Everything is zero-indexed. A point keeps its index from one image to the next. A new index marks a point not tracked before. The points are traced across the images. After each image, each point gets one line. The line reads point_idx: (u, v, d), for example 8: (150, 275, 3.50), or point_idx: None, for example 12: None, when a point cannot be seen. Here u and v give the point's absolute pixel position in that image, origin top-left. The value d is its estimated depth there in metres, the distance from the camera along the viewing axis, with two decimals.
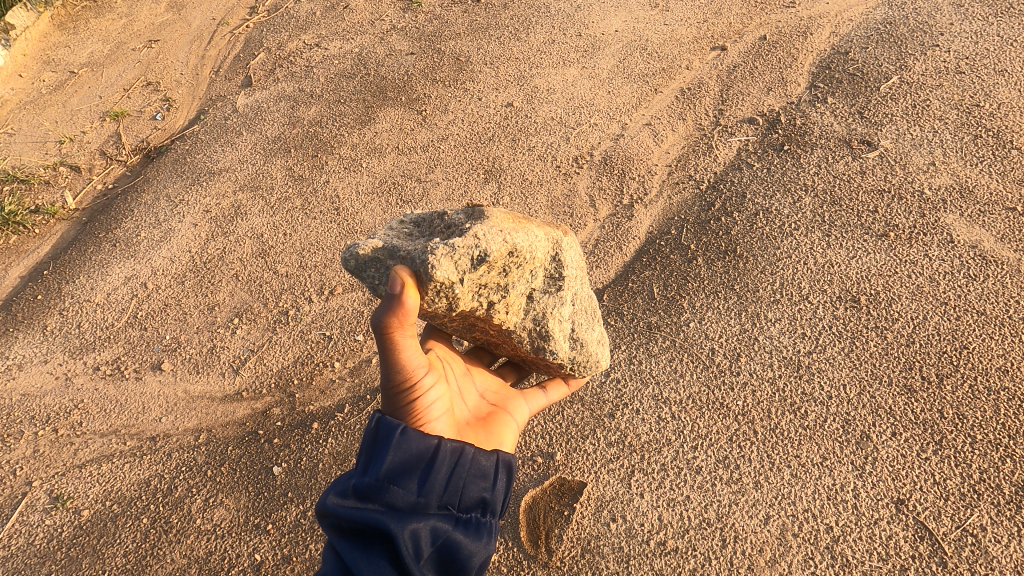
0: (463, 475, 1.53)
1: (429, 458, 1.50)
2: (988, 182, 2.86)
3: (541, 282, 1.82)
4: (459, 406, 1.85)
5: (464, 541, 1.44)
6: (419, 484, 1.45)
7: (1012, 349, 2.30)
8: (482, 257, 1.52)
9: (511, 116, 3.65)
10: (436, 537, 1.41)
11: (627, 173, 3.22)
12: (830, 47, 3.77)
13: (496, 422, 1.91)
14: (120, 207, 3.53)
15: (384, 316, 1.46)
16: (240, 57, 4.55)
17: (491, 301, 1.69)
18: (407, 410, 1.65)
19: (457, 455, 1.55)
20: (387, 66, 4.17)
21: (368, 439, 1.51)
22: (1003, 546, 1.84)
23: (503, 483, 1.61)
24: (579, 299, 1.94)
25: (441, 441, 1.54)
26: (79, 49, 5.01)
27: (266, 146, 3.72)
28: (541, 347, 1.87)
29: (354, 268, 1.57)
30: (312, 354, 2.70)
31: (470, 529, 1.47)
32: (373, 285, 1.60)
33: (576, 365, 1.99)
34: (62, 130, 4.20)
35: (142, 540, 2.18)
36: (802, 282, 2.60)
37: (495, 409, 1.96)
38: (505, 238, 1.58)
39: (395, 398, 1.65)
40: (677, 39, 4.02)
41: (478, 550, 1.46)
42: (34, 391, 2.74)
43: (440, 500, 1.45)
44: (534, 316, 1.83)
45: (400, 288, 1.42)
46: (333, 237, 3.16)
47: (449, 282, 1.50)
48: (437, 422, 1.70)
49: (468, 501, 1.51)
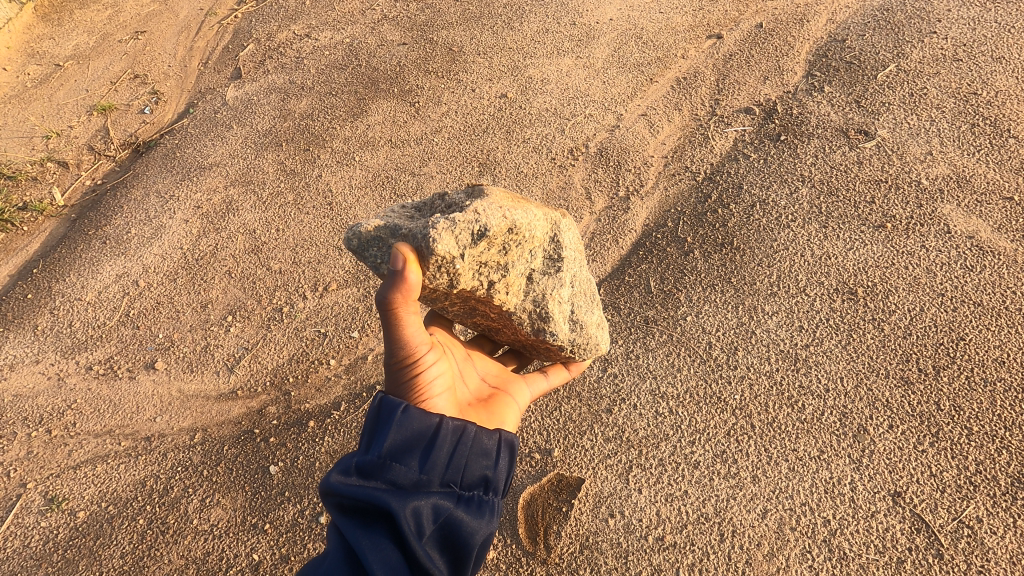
0: (465, 453, 1.53)
1: (432, 436, 1.50)
2: (985, 172, 2.84)
3: (540, 263, 1.81)
4: (461, 387, 1.84)
5: (466, 518, 1.43)
6: (420, 462, 1.45)
7: (1009, 340, 2.30)
8: (482, 232, 1.52)
9: (505, 107, 3.60)
10: (438, 515, 1.40)
11: (623, 165, 3.19)
12: (827, 35, 3.73)
13: (498, 403, 1.91)
14: (110, 204, 3.48)
15: (387, 293, 1.46)
16: (228, 48, 4.47)
17: (492, 281, 1.68)
18: (408, 386, 1.65)
19: (460, 434, 1.56)
20: (378, 57, 4.11)
21: (370, 418, 1.51)
22: (1000, 537, 1.85)
23: (505, 462, 1.62)
24: (578, 281, 1.93)
25: (443, 420, 1.55)
26: (64, 41, 4.91)
27: (257, 140, 3.67)
28: (542, 330, 1.85)
29: (357, 248, 1.56)
30: (307, 352, 2.68)
31: (472, 507, 1.47)
32: (374, 265, 1.57)
33: (576, 349, 1.97)
34: (49, 124, 4.13)
35: (138, 542, 2.17)
36: (799, 274, 2.59)
37: (496, 391, 1.96)
38: (504, 214, 1.58)
39: (397, 374, 1.65)
40: (673, 28, 3.97)
41: (480, 528, 1.45)
42: (27, 391, 2.72)
43: (442, 478, 1.46)
44: (534, 298, 1.81)
45: (401, 264, 1.42)
46: (326, 233, 3.12)
47: (450, 257, 1.49)
48: (439, 398, 1.70)
49: (470, 479, 1.51)
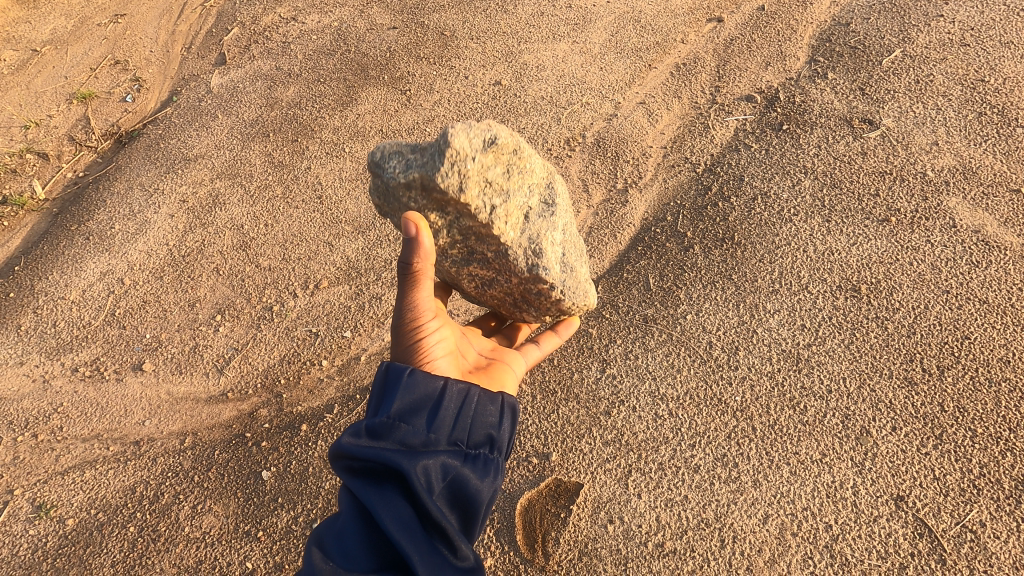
0: (469, 414, 1.52)
1: (438, 398, 1.49)
2: (992, 163, 2.78)
3: (537, 204, 1.77)
4: (463, 356, 1.82)
5: (472, 476, 1.40)
6: (427, 423, 1.43)
7: (1013, 339, 2.26)
8: (494, 139, 1.55)
9: (499, 95, 3.49)
10: (447, 472, 1.37)
11: (621, 155, 3.10)
12: (831, 18, 3.62)
13: (498, 370, 1.88)
14: (92, 197, 3.37)
15: (405, 259, 1.52)
16: (212, 32, 4.31)
17: (493, 203, 1.61)
18: (411, 350, 1.64)
19: (465, 396, 1.54)
20: (368, 42, 3.96)
21: (378, 383, 1.49)
22: (1002, 542, 1.83)
23: (508, 424, 1.59)
24: (569, 233, 1.88)
25: (447, 382, 1.52)
26: (41, 26, 4.73)
27: (243, 130, 3.55)
28: (534, 266, 1.74)
29: (377, 162, 1.61)
30: (299, 352, 2.62)
31: (478, 466, 1.44)
32: (392, 177, 1.58)
33: (567, 293, 1.84)
34: (27, 113, 3.98)
35: (129, 550, 2.13)
36: (801, 271, 2.53)
37: (495, 360, 1.93)
38: (511, 135, 1.62)
39: (402, 340, 1.65)
40: (672, 11, 3.84)
41: (486, 486, 1.42)
42: (12, 394, 2.65)
43: (449, 437, 1.44)
44: (530, 234, 1.74)
45: (414, 230, 1.48)
46: (316, 228, 3.03)
47: (463, 154, 1.50)
48: (442, 361, 1.67)
49: (475, 439, 1.49)
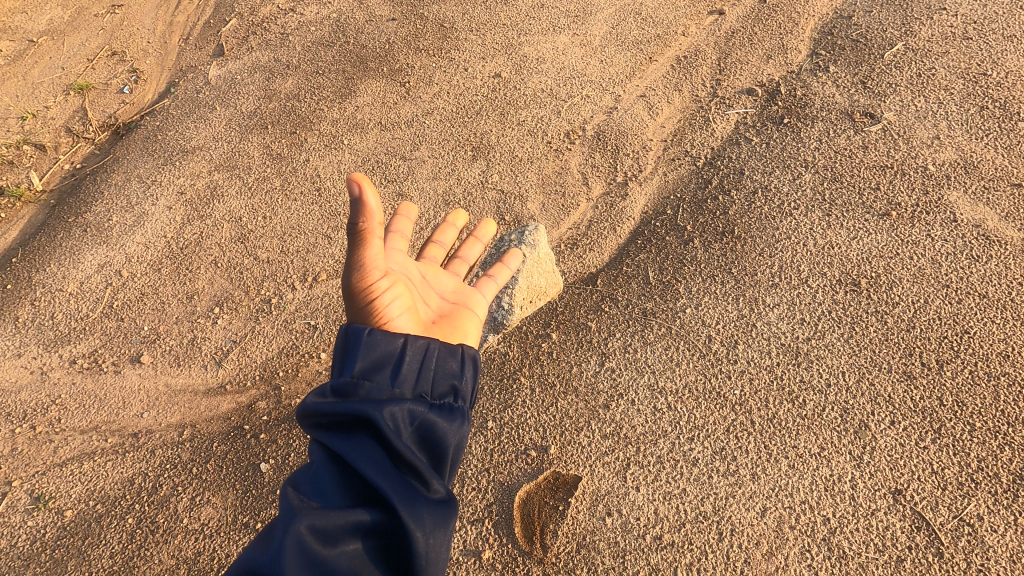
0: (432, 367, 1.53)
1: (399, 355, 1.50)
2: (993, 157, 2.77)
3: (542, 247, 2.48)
4: (422, 310, 1.80)
5: (439, 421, 1.43)
6: (391, 377, 1.45)
7: (1013, 333, 2.26)
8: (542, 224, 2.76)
9: (499, 87, 3.47)
10: (414, 419, 1.39)
11: (621, 148, 3.09)
12: (833, 10, 3.60)
13: (458, 319, 1.88)
14: (90, 189, 3.35)
15: (353, 221, 1.54)
16: (210, 23, 4.28)
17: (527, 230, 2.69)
18: (367, 312, 1.61)
19: (425, 351, 1.54)
20: (366, 33, 3.94)
21: (338, 345, 1.49)
22: (1000, 535, 1.84)
23: (471, 373, 1.60)
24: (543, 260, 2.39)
25: (406, 339, 1.53)
26: (37, 16, 4.69)
27: (242, 122, 3.53)
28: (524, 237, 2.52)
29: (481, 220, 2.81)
30: (297, 344, 2.61)
31: (444, 412, 1.46)
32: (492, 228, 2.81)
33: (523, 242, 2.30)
34: (24, 105, 3.96)
35: (128, 541, 2.13)
36: (801, 265, 2.52)
37: (455, 308, 1.92)
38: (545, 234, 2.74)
39: (355, 304, 1.62)
40: (674, 3, 3.81)
41: (454, 430, 1.44)
42: (10, 386, 2.65)
43: (414, 390, 1.45)
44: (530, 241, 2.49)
45: (358, 190, 1.50)
46: (315, 220, 3.02)
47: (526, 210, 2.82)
48: (399, 320, 1.66)
49: (440, 389, 1.50)
